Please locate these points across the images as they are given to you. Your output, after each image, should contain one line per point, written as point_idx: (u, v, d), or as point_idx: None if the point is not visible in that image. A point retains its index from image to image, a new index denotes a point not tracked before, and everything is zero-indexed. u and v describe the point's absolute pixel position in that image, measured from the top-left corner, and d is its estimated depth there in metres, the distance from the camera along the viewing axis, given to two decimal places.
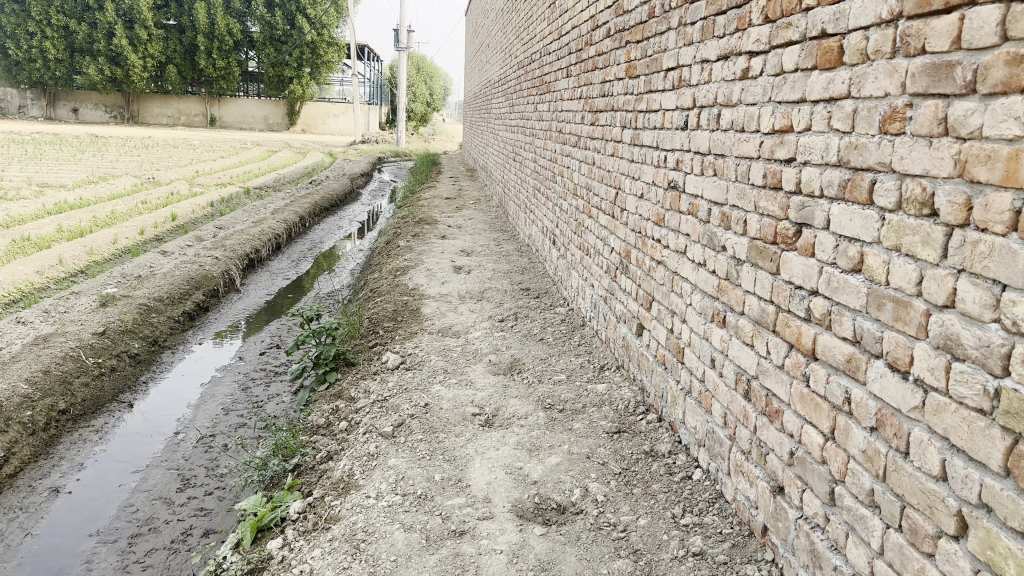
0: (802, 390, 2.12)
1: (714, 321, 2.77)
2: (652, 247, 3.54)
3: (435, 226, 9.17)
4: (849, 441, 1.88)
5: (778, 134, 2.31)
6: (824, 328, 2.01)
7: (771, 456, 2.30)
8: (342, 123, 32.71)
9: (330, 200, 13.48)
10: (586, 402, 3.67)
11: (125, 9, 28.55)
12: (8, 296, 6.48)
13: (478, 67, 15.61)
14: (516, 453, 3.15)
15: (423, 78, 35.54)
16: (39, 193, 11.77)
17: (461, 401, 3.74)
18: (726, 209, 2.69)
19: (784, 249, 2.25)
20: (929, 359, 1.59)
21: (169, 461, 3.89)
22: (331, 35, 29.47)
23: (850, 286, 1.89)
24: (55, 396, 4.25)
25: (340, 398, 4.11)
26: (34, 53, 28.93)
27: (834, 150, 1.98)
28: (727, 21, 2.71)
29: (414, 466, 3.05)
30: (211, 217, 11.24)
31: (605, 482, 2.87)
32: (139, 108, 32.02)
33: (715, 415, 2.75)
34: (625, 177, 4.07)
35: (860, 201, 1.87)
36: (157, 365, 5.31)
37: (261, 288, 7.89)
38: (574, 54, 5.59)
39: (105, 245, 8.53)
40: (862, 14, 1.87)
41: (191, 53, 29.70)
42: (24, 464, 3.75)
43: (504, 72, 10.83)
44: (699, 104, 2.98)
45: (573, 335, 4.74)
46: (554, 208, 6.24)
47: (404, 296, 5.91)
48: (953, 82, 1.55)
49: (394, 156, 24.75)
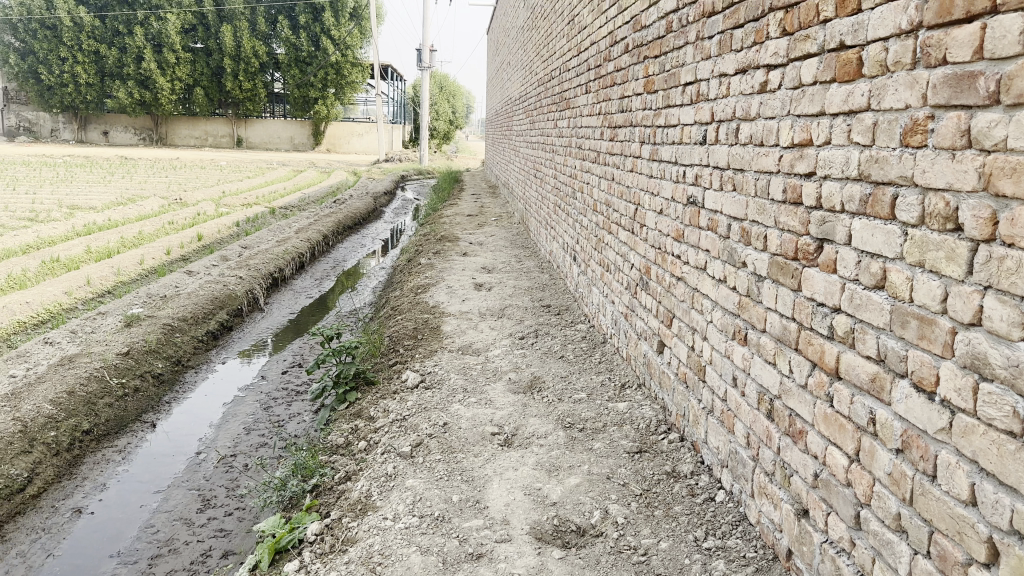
0: (825, 411, 2.07)
1: (735, 338, 2.72)
2: (672, 263, 3.50)
3: (457, 244, 9.19)
4: (875, 463, 1.82)
5: (797, 148, 2.27)
6: (848, 346, 1.96)
7: (795, 478, 2.24)
8: (366, 142, 32.98)
9: (353, 218, 13.57)
10: (606, 420, 3.62)
11: (154, 34, 29.07)
12: (36, 317, 6.56)
13: (499, 86, 15.64)
14: (535, 473, 3.11)
15: (445, 96, 35.79)
16: (68, 215, 11.96)
17: (480, 420, 3.71)
18: (746, 224, 2.65)
19: (806, 265, 2.20)
20: (956, 379, 1.54)
21: (191, 481, 3.90)
22: (355, 55, 29.78)
23: (873, 303, 1.84)
24: (79, 417, 4.27)
25: (359, 417, 4.09)
26: (66, 77, 29.48)
27: (855, 164, 1.94)
28: (744, 34, 2.68)
29: (431, 487, 3.02)
30: (236, 237, 11.34)
31: (625, 503, 2.82)
32: (167, 130, 32.56)
33: (738, 436, 2.69)
34: (644, 193, 4.03)
35: (882, 216, 1.82)
36: (181, 385, 5.33)
37: (285, 306, 7.94)
38: (593, 70, 5.58)
39: (132, 266, 8.63)
40: (881, 25, 1.83)
41: (218, 76, 30.17)
42: (48, 485, 3.76)
43: (525, 89, 10.82)
44: (718, 118, 2.94)
45: (594, 353, 4.70)
46: (575, 224, 6.20)
47: (425, 314, 5.91)
48: (976, 93, 1.51)
49: (418, 174, 24.91)
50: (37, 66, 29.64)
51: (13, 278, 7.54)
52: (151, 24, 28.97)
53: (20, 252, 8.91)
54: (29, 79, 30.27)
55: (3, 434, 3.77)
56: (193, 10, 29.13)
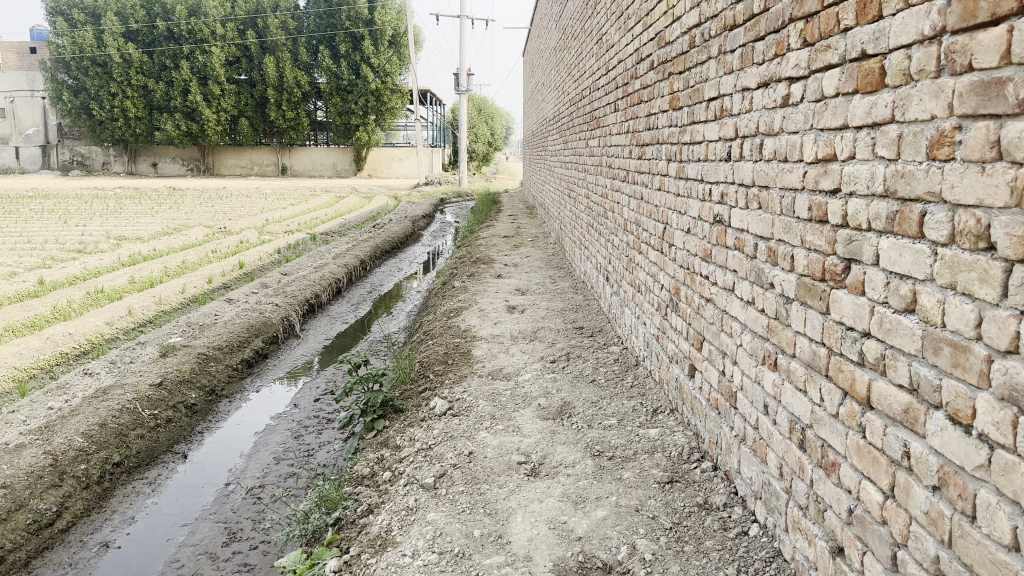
0: (858, 442, 1.93)
1: (766, 363, 2.59)
2: (700, 283, 3.38)
3: (492, 266, 9.14)
4: (910, 501, 1.69)
5: (821, 163, 2.15)
6: (879, 374, 1.83)
7: (829, 513, 2.11)
8: (406, 167, 33.29)
9: (391, 243, 13.64)
10: (637, 448, 3.50)
11: (200, 67, 29.81)
12: (78, 348, 6.66)
13: (535, 106, 15.64)
14: (561, 506, 3.01)
15: (484, 119, 36.02)
16: (116, 246, 12.20)
17: (507, 449, 3.63)
18: (773, 243, 2.53)
19: (834, 286, 2.07)
20: (994, 412, 1.41)
21: (218, 514, 3.87)
22: (395, 81, 30.16)
23: (903, 328, 1.71)
24: (110, 449, 4.29)
25: (386, 446, 4.03)
26: (116, 112, 30.25)
27: (880, 179, 1.82)
28: (765, 47, 2.58)
29: (453, 522, 2.94)
30: (277, 264, 11.45)
31: (653, 538, 2.69)
32: (214, 160, 33.31)
33: (771, 466, 2.56)
34: (672, 212, 3.93)
35: (910, 234, 1.70)
36: (214, 415, 5.34)
37: (321, 332, 7.94)
38: (621, 88, 5.50)
39: (174, 295, 8.74)
40: (903, 31, 1.72)
41: (262, 106, 30.78)
42: (76, 519, 3.77)
43: (559, 109, 10.75)
44: (741, 134, 2.84)
45: (626, 376, 4.58)
46: (607, 244, 6.11)
47: (456, 338, 5.85)
48: (1004, 100, 1.39)
49: (457, 196, 25.02)
50: (89, 102, 30.47)
51: (58, 309, 7.68)
52: (197, 58, 29.73)
53: (66, 284, 9.09)
54: (81, 115, 31.09)
55: (34, 468, 3.79)
56: (237, 43, 29.83)
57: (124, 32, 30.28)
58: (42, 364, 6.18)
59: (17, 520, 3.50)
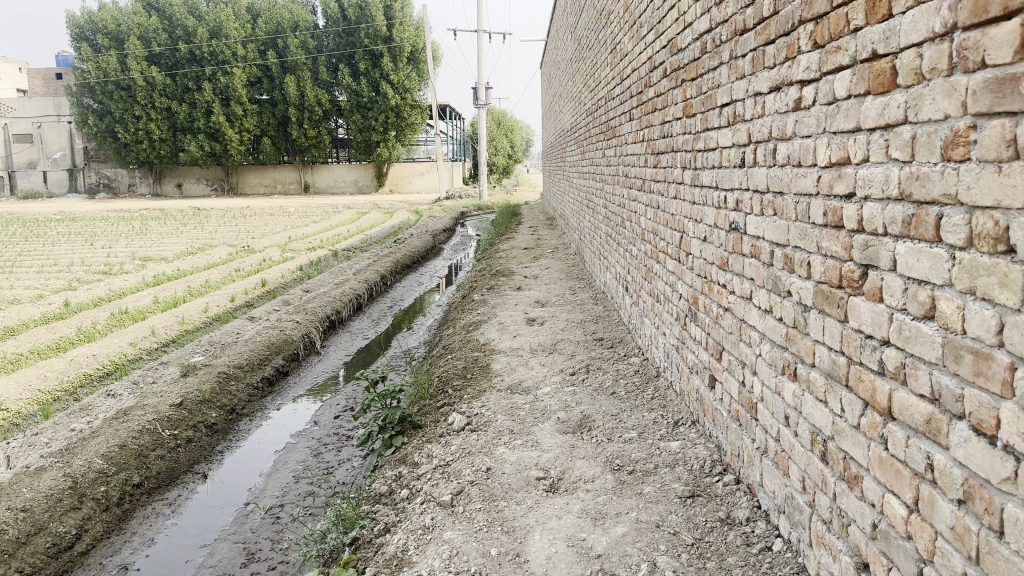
0: (880, 454, 1.87)
1: (786, 373, 2.52)
2: (718, 292, 3.32)
3: (512, 278, 9.12)
4: (935, 515, 1.63)
5: (835, 168, 2.09)
6: (900, 383, 1.77)
7: (853, 528, 2.04)
8: (427, 181, 33.45)
9: (412, 257, 13.67)
10: (657, 461, 3.44)
11: (221, 88, 30.21)
12: (101, 369, 6.70)
13: (553, 118, 15.71)
14: (580, 522, 2.96)
15: (503, 132, 36.14)
16: (140, 267, 12.34)
17: (526, 464, 3.58)
18: (789, 250, 2.46)
19: (851, 293, 2.01)
20: (1019, 424, 1.35)
21: (237, 534, 3.86)
22: (414, 97, 30.34)
23: (923, 335, 1.65)
24: (130, 470, 4.30)
25: (404, 463, 4.00)
26: (141, 134, 30.67)
27: (895, 182, 1.76)
28: (776, 50, 2.53)
29: (470, 540, 2.90)
30: (298, 281, 11.50)
31: (675, 555, 2.63)
32: (237, 180, 33.73)
33: (794, 480, 2.49)
34: (688, 220, 3.87)
35: (927, 238, 1.64)
36: (235, 434, 5.34)
37: (342, 348, 7.94)
38: (636, 97, 5.46)
39: (196, 314, 8.80)
40: (914, 29, 1.67)
41: (284, 125, 31.09)
42: (96, 541, 3.77)
43: (576, 121, 10.73)
44: (755, 139, 2.78)
45: (646, 388, 4.51)
46: (625, 254, 6.06)
47: (475, 352, 5.83)
48: (1020, 98, 1.34)
49: (477, 210, 25.00)
50: (114, 125, 30.94)
51: (83, 331, 7.76)
52: (218, 79, 30.12)
53: (91, 305, 9.19)
54: (106, 138, 31.54)
55: (54, 491, 3.81)
56: (258, 64, 30.21)
57: (147, 55, 30.74)
58: (66, 387, 6.22)
59: (36, 543, 3.50)
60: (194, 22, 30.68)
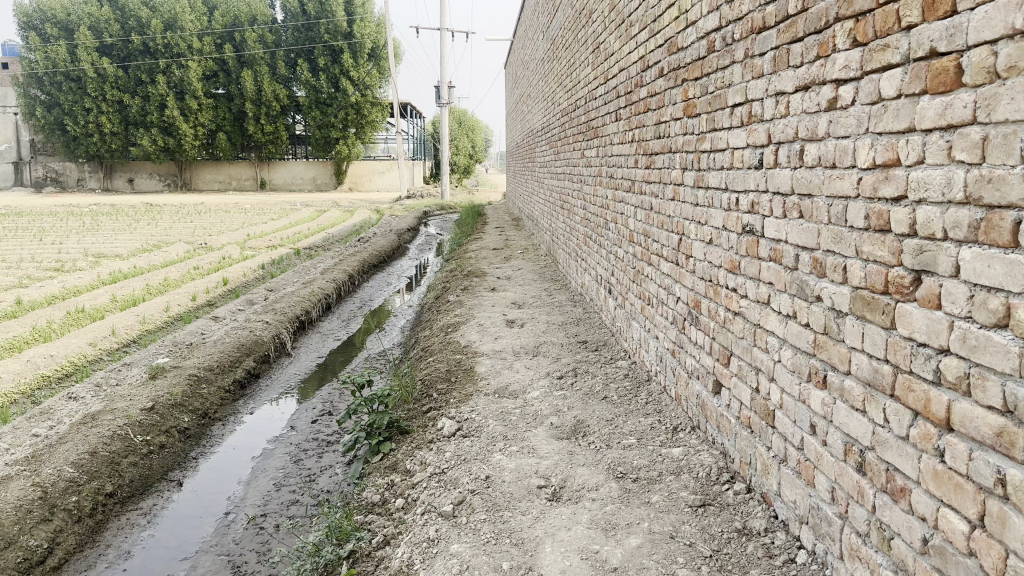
0: (934, 467, 1.81)
1: (813, 381, 2.46)
2: (726, 296, 3.25)
3: (484, 278, 8.99)
4: (1007, 531, 1.57)
5: (880, 169, 2.02)
6: (961, 394, 1.71)
7: (896, 541, 1.98)
8: (388, 181, 33.10)
9: (378, 256, 13.44)
10: (662, 469, 3.36)
11: (176, 81, 29.48)
12: (61, 371, 6.40)
13: (520, 117, 15.59)
14: (591, 534, 2.85)
15: (464, 131, 35.96)
16: (94, 264, 11.90)
17: (526, 471, 3.47)
18: (818, 254, 2.39)
19: (899, 300, 1.94)
20: None
21: (220, 546, 3.68)
22: (375, 95, 29.99)
23: (993, 344, 1.59)
24: (102, 479, 4.08)
25: (394, 471, 3.86)
26: (91, 127, 29.78)
27: (960, 185, 1.69)
28: (805, 48, 2.46)
29: (478, 554, 2.78)
30: (261, 280, 11.20)
31: (695, 568, 2.55)
32: (192, 175, 33.02)
33: (820, 490, 2.42)
34: (689, 222, 3.79)
35: (1000, 244, 1.57)
36: (207, 439, 5.12)
37: (313, 350, 7.73)
38: (623, 96, 5.39)
39: (157, 313, 8.49)
40: (986, 25, 1.60)
41: (240, 120, 30.44)
42: (69, 555, 3.56)
43: (548, 121, 10.59)
44: (776, 140, 2.71)
45: (640, 393, 4.43)
46: (608, 255, 5.99)
47: (456, 355, 5.69)
48: None
49: (440, 209, 24.79)
50: (63, 117, 29.99)
51: (39, 330, 7.42)
52: (173, 72, 29.37)
53: (45, 303, 8.81)
54: (55, 131, 30.54)
55: (22, 502, 3.58)
56: (214, 57, 29.53)
57: (99, 46, 29.84)
58: (23, 389, 5.92)
59: (7, 558, 3.28)
60: (148, 13, 29.88)
